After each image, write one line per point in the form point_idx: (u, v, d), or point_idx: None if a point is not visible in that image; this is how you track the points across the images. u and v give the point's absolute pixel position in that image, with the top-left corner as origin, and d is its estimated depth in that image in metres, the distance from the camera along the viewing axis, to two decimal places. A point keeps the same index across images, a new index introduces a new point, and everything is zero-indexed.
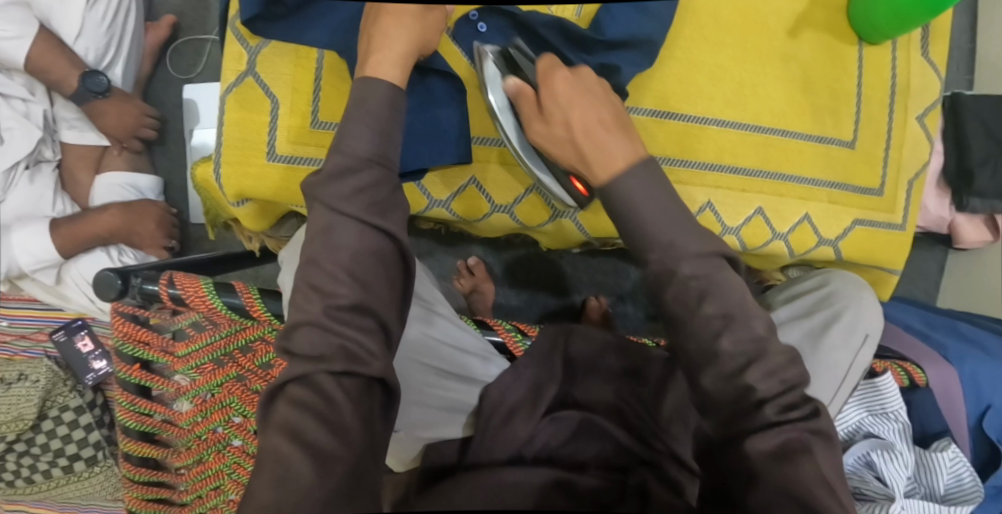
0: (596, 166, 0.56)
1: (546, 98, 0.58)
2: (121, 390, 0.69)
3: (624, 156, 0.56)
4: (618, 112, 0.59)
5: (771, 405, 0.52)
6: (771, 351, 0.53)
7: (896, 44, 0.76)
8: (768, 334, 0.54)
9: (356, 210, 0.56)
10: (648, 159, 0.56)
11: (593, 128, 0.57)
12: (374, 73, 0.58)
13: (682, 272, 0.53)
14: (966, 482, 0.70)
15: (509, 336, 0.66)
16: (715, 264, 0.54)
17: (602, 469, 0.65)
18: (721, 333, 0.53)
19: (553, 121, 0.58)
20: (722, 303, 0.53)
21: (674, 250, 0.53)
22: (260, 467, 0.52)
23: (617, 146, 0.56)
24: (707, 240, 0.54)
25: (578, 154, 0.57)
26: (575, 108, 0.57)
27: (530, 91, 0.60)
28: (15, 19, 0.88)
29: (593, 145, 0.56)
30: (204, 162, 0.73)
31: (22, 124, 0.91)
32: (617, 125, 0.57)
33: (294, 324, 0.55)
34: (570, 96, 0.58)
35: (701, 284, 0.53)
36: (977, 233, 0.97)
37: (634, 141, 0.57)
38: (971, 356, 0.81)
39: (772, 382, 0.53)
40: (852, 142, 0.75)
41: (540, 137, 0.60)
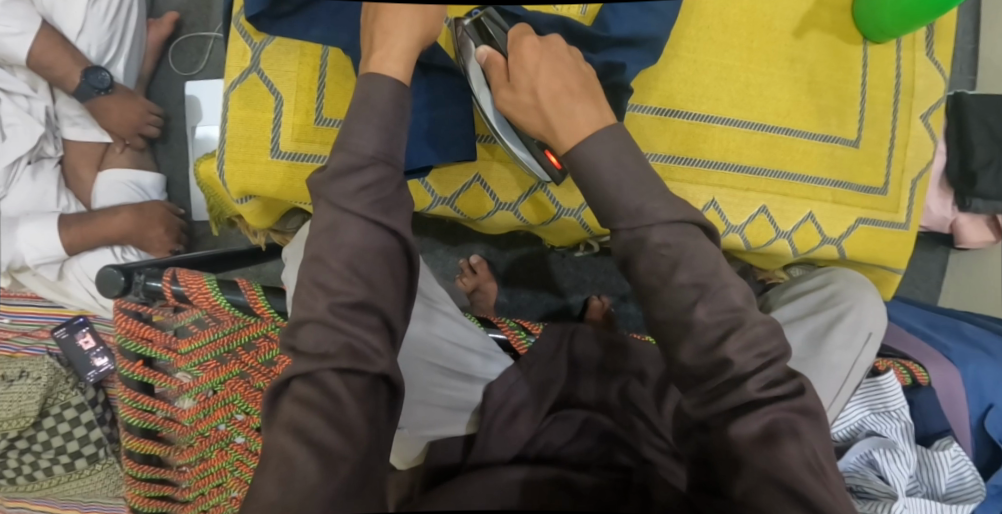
0: (562, 132, 0.57)
1: (513, 65, 0.59)
2: (124, 388, 0.69)
3: (589, 122, 0.57)
4: (584, 78, 0.60)
5: (754, 380, 0.52)
6: (749, 322, 0.53)
7: (900, 44, 0.76)
8: (745, 305, 0.54)
9: (362, 207, 0.56)
10: (613, 125, 0.57)
11: (560, 96, 0.58)
12: (378, 70, 0.59)
13: (653, 240, 0.54)
14: (967, 481, 0.70)
15: (514, 335, 0.68)
16: (686, 231, 0.54)
17: (603, 468, 0.64)
18: (696, 302, 0.53)
19: (521, 88, 0.59)
20: (692, 273, 0.53)
21: (645, 216, 0.54)
22: (265, 465, 0.52)
23: (583, 113, 0.57)
24: (677, 207, 0.55)
25: (544, 121, 0.58)
26: (541, 76, 0.58)
27: (500, 59, 0.60)
28: (19, 15, 0.86)
29: (559, 112, 0.57)
30: (208, 158, 0.73)
31: (23, 119, 0.88)
32: (583, 92, 0.59)
33: (299, 321, 0.56)
34: (536, 63, 0.59)
35: (672, 252, 0.54)
36: (979, 233, 0.98)
37: (600, 107, 0.58)
38: (974, 357, 0.81)
39: (749, 355, 0.52)
40: (856, 141, 0.75)
41: (506, 104, 0.60)
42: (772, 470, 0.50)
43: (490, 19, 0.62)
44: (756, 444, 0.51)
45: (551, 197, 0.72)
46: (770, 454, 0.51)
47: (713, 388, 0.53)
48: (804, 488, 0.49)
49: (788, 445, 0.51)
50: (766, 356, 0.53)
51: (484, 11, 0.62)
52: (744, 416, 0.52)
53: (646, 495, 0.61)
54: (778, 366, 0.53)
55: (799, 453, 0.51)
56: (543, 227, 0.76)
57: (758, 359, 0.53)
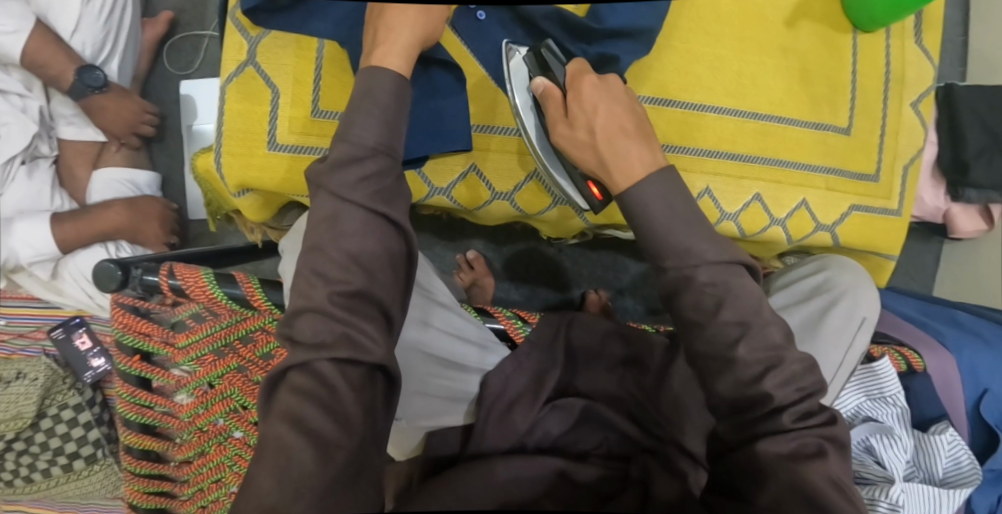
0: (616, 171, 0.57)
1: (572, 102, 0.59)
2: (122, 383, 0.69)
3: (643, 163, 0.56)
4: (641, 120, 0.59)
5: (789, 412, 0.53)
6: (789, 359, 0.54)
7: (890, 32, 0.77)
8: (786, 342, 0.55)
9: (361, 197, 0.56)
10: (665, 169, 0.57)
11: (617, 134, 0.57)
12: (380, 64, 0.59)
13: (699, 279, 0.53)
14: (964, 465, 0.70)
15: (510, 323, 0.67)
16: (733, 271, 0.54)
17: (603, 458, 0.66)
18: (726, 312, 0.53)
19: (578, 125, 0.58)
20: (736, 311, 0.53)
21: (693, 256, 0.54)
22: (262, 455, 0.52)
23: (637, 153, 0.57)
24: (724, 248, 0.55)
25: (598, 158, 0.58)
26: (600, 115, 0.58)
27: (557, 94, 0.60)
28: (14, 13, 0.86)
29: (615, 151, 0.57)
30: (204, 152, 0.73)
31: (19, 118, 0.90)
32: (639, 133, 0.58)
33: (297, 311, 0.56)
34: (597, 100, 0.59)
35: (718, 290, 0.53)
36: (971, 222, 0.99)
37: (653, 149, 0.58)
38: (970, 345, 0.82)
39: (789, 390, 0.53)
40: (848, 129, 0.75)
41: (561, 140, 0.60)
42: (796, 483, 0.51)
43: (552, 53, 0.63)
44: (785, 461, 0.52)
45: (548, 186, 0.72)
46: (796, 471, 0.52)
47: None
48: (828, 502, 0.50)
49: (806, 463, 0.52)
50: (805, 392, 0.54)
51: (547, 45, 0.63)
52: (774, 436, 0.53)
53: (645, 488, 0.62)
54: (813, 400, 0.54)
55: (823, 470, 0.52)
56: (540, 216, 0.76)
57: (795, 393, 0.54)
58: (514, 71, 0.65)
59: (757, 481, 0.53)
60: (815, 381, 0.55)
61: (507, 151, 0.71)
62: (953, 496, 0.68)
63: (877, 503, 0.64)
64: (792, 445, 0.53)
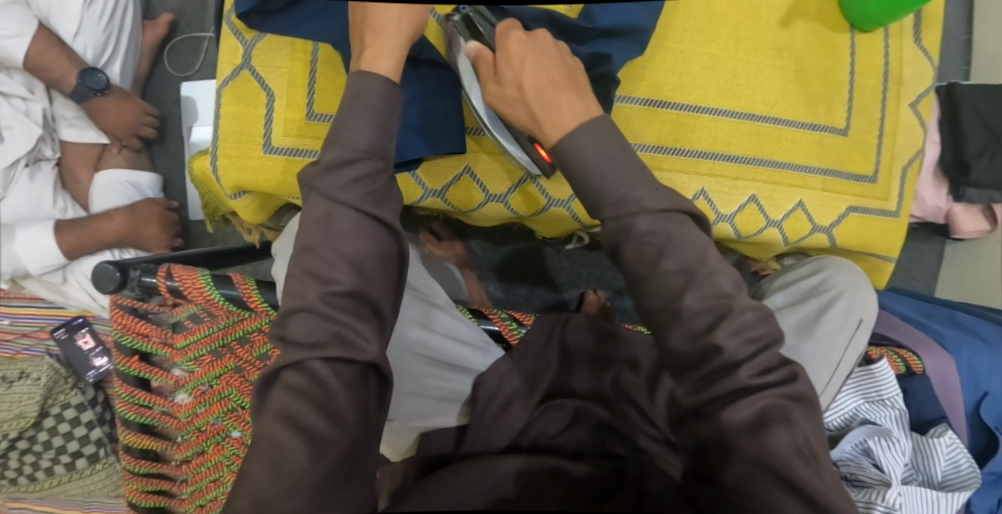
0: (546, 124, 0.57)
1: (500, 60, 0.59)
2: (120, 383, 0.70)
3: (573, 114, 0.57)
4: (570, 71, 0.59)
5: (746, 367, 0.51)
6: (740, 308, 0.52)
7: (888, 31, 0.77)
8: (736, 291, 0.53)
9: (353, 199, 0.56)
10: (598, 118, 0.57)
11: (545, 89, 0.58)
12: (369, 68, 0.59)
13: (638, 228, 0.53)
14: (964, 469, 0.70)
15: (505, 325, 0.69)
16: (675, 220, 0.53)
17: (597, 457, 0.64)
18: (686, 288, 0.52)
19: (507, 83, 0.59)
20: (680, 259, 0.53)
21: (630, 204, 0.54)
22: (256, 451, 0.53)
23: (568, 106, 0.57)
24: (666, 196, 0.55)
25: (529, 115, 0.58)
26: (527, 71, 0.58)
27: (487, 53, 0.60)
28: (15, 17, 0.88)
29: (545, 105, 0.57)
30: (202, 154, 0.74)
31: (22, 121, 0.92)
32: (570, 86, 0.58)
33: (291, 310, 0.56)
34: (524, 57, 0.58)
35: (659, 239, 0.53)
36: (974, 222, 0.98)
37: (586, 100, 0.58)
38: (970, 345, 0.81)
39: (738, 339, 0.51)
40: (845, 129, 0.75)
41: (494, 99, 0.61)
42: (759, 457, 0.50)
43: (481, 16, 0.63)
44: (747, 431, 0.50)
45: (541, 188, 0.73)
46: (761, 442, 0.50)
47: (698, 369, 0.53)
48: (794, 474, 0.49)
49: (778, 436, 0.50)
50: (760, 342, 0.52)
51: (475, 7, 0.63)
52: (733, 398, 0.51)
53: (640, 485, 0.61)
54: (767, 352, 0.52)
55: (790, 440, 0.50)
56: (534, 218, 0.76)
57: (750, 346, 0.52)
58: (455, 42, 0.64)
59: (723, 453, 0.51)
60: (770, 331, 0.53)
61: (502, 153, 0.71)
62: (952, 499, 0.68)
63: (873, 507, 0.64)
64: (755, 407, 0.51)
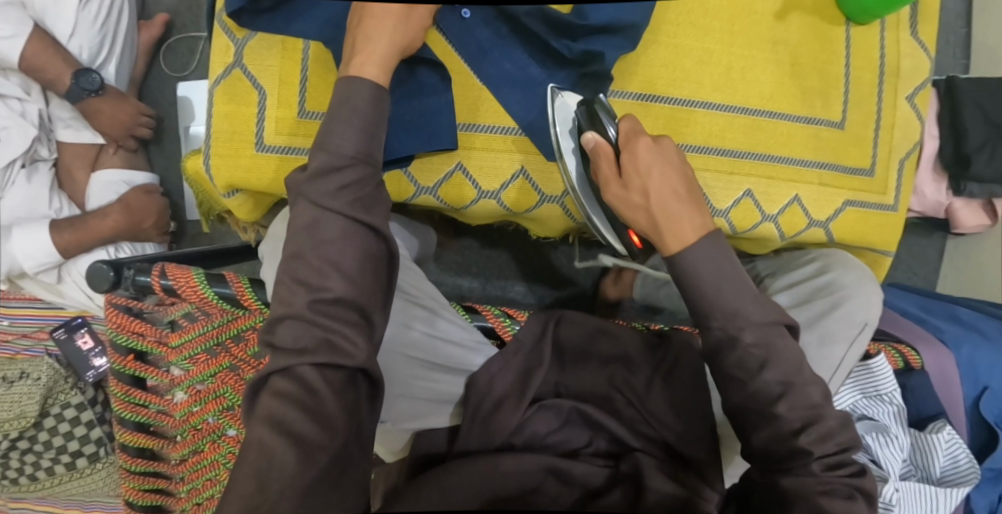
0: (668, 235, 0.55)
1: (627, 162, 0.57)
2: (116, 382, 0.69)
3: (694, 228, 0.55)
4: (693, 180, 0.58)
5: (819, 461, 0.54)
6: (827, 415, 0.55)
7: (884, 24, 0.76)
8: (824, 401, 0.56)
9: (340, 206, 0.56)
10: (717, 234, 0.56)
11: (670, 198, 0.56)
12: (357, 73, 0.59)
13: (745, 340, 0.55)
14: (962, 464, 0.69)
15: (498, 321, 0.68)
16: (776, 331, 0.56)
17: (593, 455, 0.66)
18: (779, 398, 0.55)
19: (632, 186, 0.57)
20: (780, 370, 0.55)
21: (740, 318, 0.55)
22: (244, 457, 0.53)
23: (691, 218, 0.56)
24: (768, 308, 0.56)
25: (651, 222, 0.56)
26: (655, 177, 0.56)
27: (608, 150, 0.59)
28: (11, 19, 0.89)
29: (670, 216, 0.55)
30: (194, 154, 0.74)
31: (17, 122, 0.92)
32: (691, 195, 0.57)
33: (278, 318, 0.56)
34: (652, 162, 0.57)
35: (762, 352, 0.55)
36: (974, 217, 0.97)
37: (704, 213, 0.57)
38: (969, 341, 0.80)
39: (824, 444, 0.54)
40: (841, 123, 0.74)
41: (613, 199, 0.59)
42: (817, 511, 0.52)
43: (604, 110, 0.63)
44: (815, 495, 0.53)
45: (534, 184, 0.72)
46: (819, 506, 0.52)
47: None
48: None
49: (835, 502, 0.52)
50: (841, 446, 0.55)
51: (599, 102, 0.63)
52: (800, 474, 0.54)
53: (635, 484, 0.62)
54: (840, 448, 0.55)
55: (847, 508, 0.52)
56: (528, 215, 0.75)
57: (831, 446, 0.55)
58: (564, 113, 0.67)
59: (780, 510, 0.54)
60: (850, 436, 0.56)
61: (495, 149, 0.71)
62: (950, 495, 0.67)
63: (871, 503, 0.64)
64: (823, 486, 0.53)
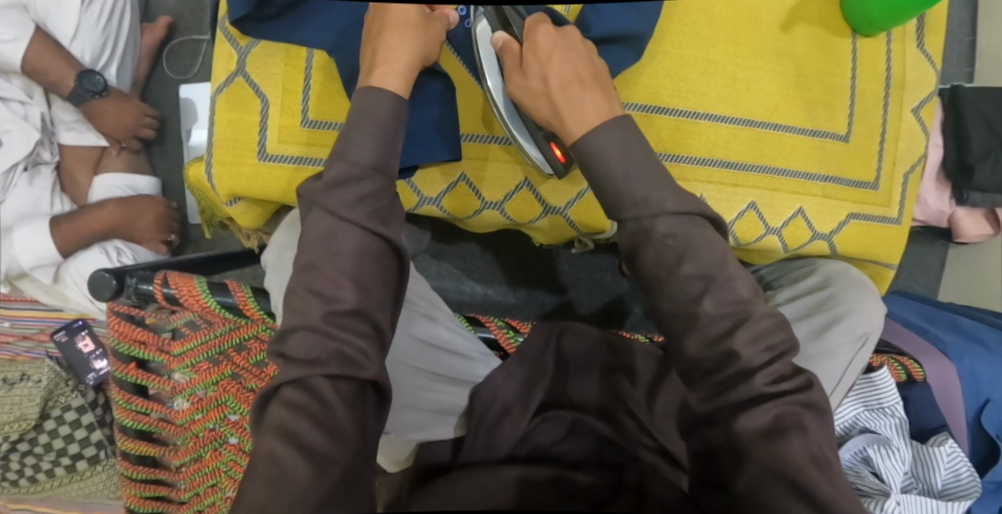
0: (568, 118, 0.57)
1: (527, 51, 0.59)
2: (118, 390, 0.69)
3: (596, 112, 0.57)
4: (595, 68, 0.60)
5: (759, 372, 0.52)
6: (757, 313, 0.53)
7: (891, 36, 0.76)
8: (753, 297, 0.54)
9: (358, 217, 0.56)
10: (620, 117, 0.57)
11: (569, 84, 0.58)
12: (377, 84, 0.59)
13: (659, 230, 0.54)
14: (964, 477, 0.69)
15: (502, 333, 0.68)
16: (694, 222, 0.54)
17: (595, 467, 0.66)
18: (704, 293, 0.53)
19: (532, 74, 0.59)
20: (700, 264, 0.53)
21: (652, 206, 0.54)
22: (255, 468, 0.53)
23: (592, 103, 0.57)
24: (686, 199, 0.55)
25: (552, 109, 0.58)
26: (554, 64, 0.58)
27: (514, 46, 0.60)
28: (13, 21, 0.88)
29: (567, 99, 0.57)
30: (196, 162, 0.73)
31: (20, 125, 0.93)
32: (593, 83, 0.59)
33: (290, 328, 0.56)
34: (550, 51, 0.59)
35: (679, 243, 0.53)
36: (977, 226, 0.97)
37: (608, 99, 0.58)
38: (971, 351, 0.80)
39: (757, 347, 0.52)
40: (846, 135, 0.74)
41: (517, 90, 0.60)
42: (770, 462, 0.50)
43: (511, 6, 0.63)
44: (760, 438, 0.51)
45: (539, 195, 0.72)
46: (774, 450, 0.50)
47: (710, 381, 0.53)
48: (808, 481, 0.49)
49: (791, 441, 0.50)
50: (775, 351, 0.53)
51: None
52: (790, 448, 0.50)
53: (639, 493, 0.63)
54: None
55: (801, 447, 0.51)
56: (532, 225, 0.75)
57: (766, 352, 0.52)
58: (480, 30, 0.63)
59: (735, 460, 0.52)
60: (786, 338, 0.54)
61: (499, 161, 0.71)
62: (951, 507, 0.67)
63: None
64: (768, 416, 0.51)
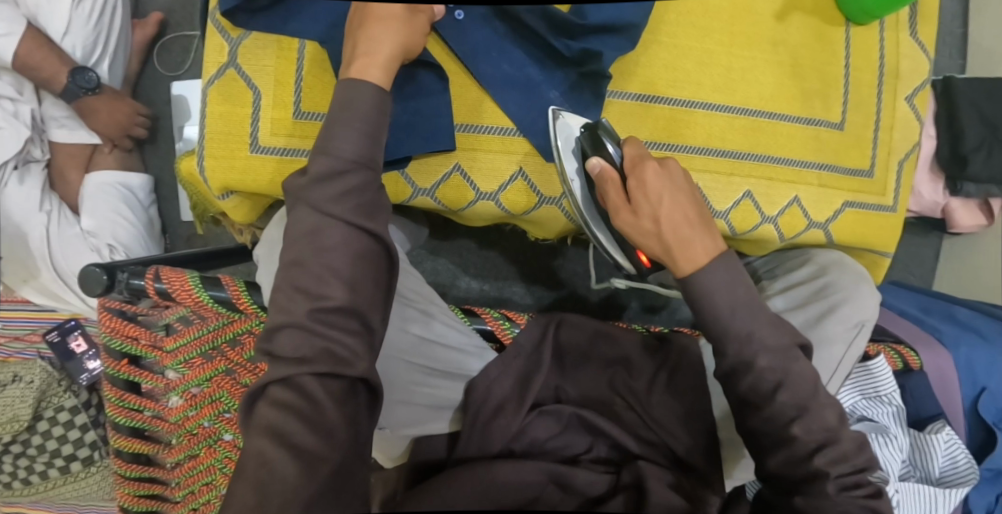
0: (683, 261, 0.55)
1: (634, 188, 0.57)
2: (110, 387, 0.68)
3: (707, 252, 0.55)
4: (702, 204, 0.57)
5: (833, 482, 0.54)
6: (843, 438, 0.56)
7: (884, 25, 0.76)
8: (839, 424, 0.57)
9: (343, 212, 0.56)
10: (729, 255, 0.56)
11: (682, 225, 0.55)
12: (359, 76, 0.58)
13: (760, 363, 0.55)
14: (961, 464, 0.69)
15: (498, 324, 0.68)
16: (791, 354, 0.56)
17: (595, 462, 0.66)
18: (794, 420, 0.55)
19: (641, 213, 0.57)
20: (794, 394, 0.55)
21: (754, 342, 0.55)
22: (243, 469, 0.52)
23: (703, 243, 0.56)
24: (781, 329, 0.56)
25: (664, 249, 0.56)
26: (666, 205, 0.56)
27: (615, 176, 0.59)
28: (4, 17, 0.88)
29: (681, 240, 0.55)
30: (188, 155, 0.73)
31: (10, 124, 0.92)
32: (701, 220, 0.57)
33: (276, 326, 0.56)
34: (661, 189, 0.56)
35: (777, 374, 0.55)
36: (971, 217, 0.97)
37: (715, 236, 0.57)
38: (967, 340, 0.80)
39: (842, 467, 0.55)
40: (841, 124, 0.74)
41: (623, 226, 0.58)
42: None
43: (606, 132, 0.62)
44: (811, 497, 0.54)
45: (534, 185, 0.71)
46: None
47: None
48: None
49: None
50: (857, 467, 0.56)
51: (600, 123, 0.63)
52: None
53: (635, 492, 0.61)
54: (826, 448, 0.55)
55: None
56: (526, 217, 0.75)
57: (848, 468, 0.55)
58: (563, 132, 0.66)
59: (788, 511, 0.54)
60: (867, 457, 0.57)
61: (494, 152, 0.70)
62: (949, 495, 0.67)
63: None
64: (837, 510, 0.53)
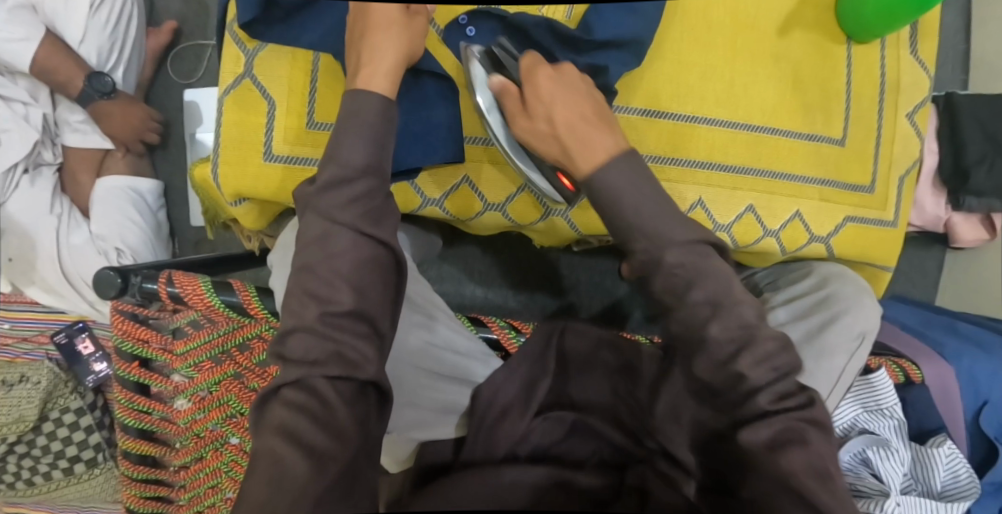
0: (579, 158, 0.58)
1: (529, 94, 0.60)
2: (120, 389, 0.70)
3: (603, 146, 0.58)
4: (599, 106, 0.61)
5: (761, 390, 0.54)
6: (760, 337, 0.54)
7: (885, 43, 0.77)
8: (759, 321, 0.55)
9: (351, 219, 0.57)
10: (629, 151, 0.58)
11: (575, 123, 0.59)
12: (365, 86, 0.59)
13: (668, 260, 0.55)
14: (962, 478, 0.70)
15: (504, 333, 0.70)
16: (700, 251, 0.56)
17: (598, 467, 0.65)
18: (711, 319, 0.54)
19: (536, 116, 0.60)
20: (708, 290, 0.54)
21: (662, 239, 0.55)
22: (255, 467, 0.53)
23: (600, 141, 0.58)
24: (691, 228, 0.57)
25: (560, 148, 0.59)
26: (557, 105, 0.59)
27: (513, 89, 0.61)
28: (24, 22, 0.90)
29: (573, 136, 0.59)
30: (203, 162, 0.74)
31: (19, 125, 0.95)
32: (598, 119, 0.60)
33: (287, 329, 0.57)
34: (553, 92, 0.60)
35: (687, 273, 0.55)
36: (973, 231, 0.98)
37: (615, 134, 0.60)
38: (970, 353, 0.81)
39: (762, 369, 0.54)
40: (842, 139, 0.75)
41: (524, 133, 0.61)
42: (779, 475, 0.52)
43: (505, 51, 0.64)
44: (764, 450, 0.53)
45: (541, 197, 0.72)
46: (775, 460, 0.53)
47: (720, 394, 0.55)
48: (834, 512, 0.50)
49: (792, 454, 0.52)
50: (780, 370, 0.55)
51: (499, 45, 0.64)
52: (785, 447, 0.53)
53: (642, 495, 0.62)
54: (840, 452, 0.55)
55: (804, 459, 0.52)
56: (532, 227, 0.76)
57: (770, 372, 0.54)
58: (477, 75, 0.63)
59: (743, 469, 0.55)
60: (790, 360, 0.55)
61: (501, 163, 0.71)
62: (950, 508, 0.67)
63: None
64: (771, 428, 0.53)
